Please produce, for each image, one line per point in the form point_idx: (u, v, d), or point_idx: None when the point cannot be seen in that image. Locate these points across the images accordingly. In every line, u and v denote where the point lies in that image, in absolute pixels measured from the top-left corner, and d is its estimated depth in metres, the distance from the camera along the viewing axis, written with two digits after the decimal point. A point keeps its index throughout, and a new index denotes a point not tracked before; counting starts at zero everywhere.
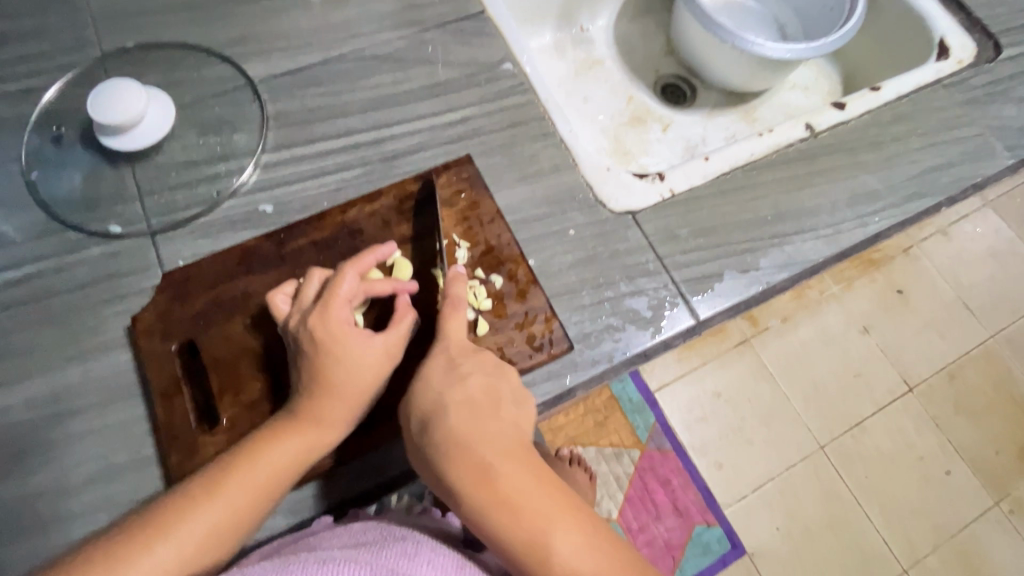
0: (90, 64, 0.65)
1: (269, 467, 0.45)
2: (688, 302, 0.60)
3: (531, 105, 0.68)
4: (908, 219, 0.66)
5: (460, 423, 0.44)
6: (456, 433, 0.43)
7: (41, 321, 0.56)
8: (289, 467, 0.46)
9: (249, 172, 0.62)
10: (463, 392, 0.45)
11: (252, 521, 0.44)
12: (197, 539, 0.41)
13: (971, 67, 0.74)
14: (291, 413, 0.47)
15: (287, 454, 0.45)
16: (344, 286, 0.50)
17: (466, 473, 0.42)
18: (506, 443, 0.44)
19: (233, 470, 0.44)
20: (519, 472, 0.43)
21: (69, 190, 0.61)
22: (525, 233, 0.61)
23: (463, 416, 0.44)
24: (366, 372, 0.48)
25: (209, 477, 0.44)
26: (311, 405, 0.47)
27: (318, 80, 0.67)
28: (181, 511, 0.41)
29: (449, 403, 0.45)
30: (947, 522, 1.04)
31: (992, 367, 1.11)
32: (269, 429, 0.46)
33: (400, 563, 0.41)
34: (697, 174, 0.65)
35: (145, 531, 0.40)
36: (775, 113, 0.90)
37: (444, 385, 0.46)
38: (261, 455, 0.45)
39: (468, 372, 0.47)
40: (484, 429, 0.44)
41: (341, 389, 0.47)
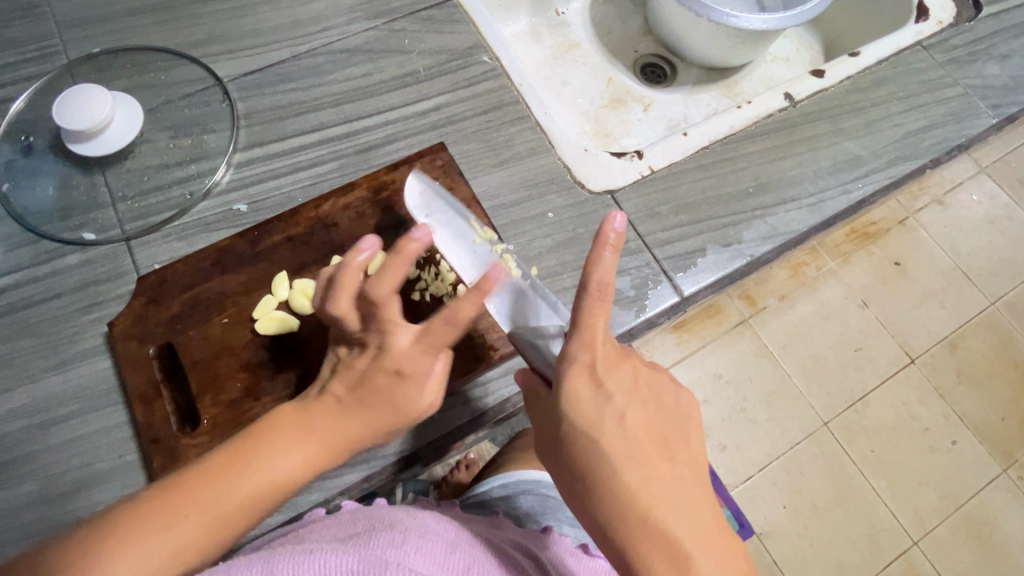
0: (57, 72, 0.65)
1: (279, 468, 0.42)
2: (672, 279, 0.59)
3: (505, 89, 0.67)
4: (891, 184, 0.65)
5: (639, 474, 0.37)
6: (630, 478, 0.37)
7: (19, 332, 0.56)
8: (303, 469, 0.43)
9: (222, 172, 0.62)
10: (623, 430, 0.38)
11: (247, 524, 0.40)
12: (189, 538, 0.38)
13: (951, 26, 0.73)
14: (312, 410, 0.45)
15: (302, 456, 0.43)
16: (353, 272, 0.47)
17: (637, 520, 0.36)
18: (674, 505, 0.36)
19: (237, 465, 0.41)
20: (688, 530, 0.36)
21: (42, 200, 0.60)
22: (503, 219, 0.61)
23: (626, 455, 0.37)
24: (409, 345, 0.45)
25: (211, 469, 0.40)
26: (337, 407, 0.45)
27: (287, 76, 0.66)
28: (175, 506, 0.38)
29: (613, 435, 0.38)
30: (954, 491, 1.03)
31: (991, 332, 1.10)
32: (277, 441, 0.43)
33: (390, 551, 0.40)
34: (676, 149, 0.64)
35: (129, 524, 0.37)
36: (756, 86, 0.90)
37: (614, 412, 0.39)
38: (272, 452, 0.42)
39: (629, 400, 0.39)
40: (648, 477, 0.37)
41: (371, 400, 0.45)
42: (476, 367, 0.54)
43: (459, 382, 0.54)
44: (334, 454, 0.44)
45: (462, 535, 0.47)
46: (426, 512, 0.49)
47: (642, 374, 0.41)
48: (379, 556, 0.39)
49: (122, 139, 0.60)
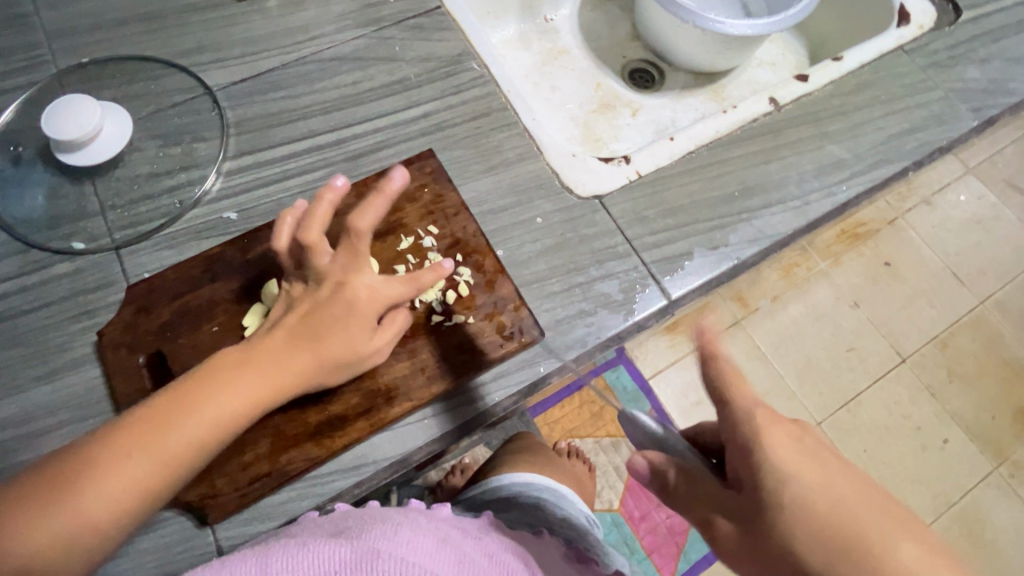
0: (46, 82, 0.65)
1: (207, 416, 0.43)
2: (660, 283, 0.60)
3: (493, 96, 0.67)
4: (875, 186, 0.66)
5: (903, 548, 0.32)
6: (904, 556, 0.32)
7: (8, 342, 0.56)
8: (236, 414, 0.44)
9: (212, 180, 0.62)
10: (834, 515, 0.34)
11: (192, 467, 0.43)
12: (126, 485, 0.41)
13: (932, 31, 0.74)
14: (245, 355, 0.45)
15: (230, 404, 0.44)
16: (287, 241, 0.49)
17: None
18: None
19: (166, 419, 0.42)
20: None
21: (31, 210, 0.60)
22: (492, 224, 0.61)
23: (866, 509, 0.34)
24: (361, 287, 0.47)
25: (152, 412, 0.43)
26: (274, 351, 0.46)
27: (277, 84, 0.66)
28: (108, 456, 0.41)
29: (833, 487, 0.35)
30: (946, 489, 1.04)
31: (980, 331, 1.11)
32: (214, 376, 0.44)
33: (382, 542, 0.40)
34: (663, 154, 0.65)
35: (72, 469, 0.41)
36: (743, 91, 0.91)
37: (822, 488, 0.35)
38: (202, 403, 0.43)
39: (831, 476, 0.35)
40: (889, 565, 0.31)
41: (323, 330, 0.47)
42: (465, 372, 0.54)
43: (447, 385, 0.54)
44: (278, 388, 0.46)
45: (453, 533, 0.47)
46: (418, 510, 0.49)
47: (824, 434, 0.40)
48: (370, 548, 0.39)
49: (116, 145, 0.61)
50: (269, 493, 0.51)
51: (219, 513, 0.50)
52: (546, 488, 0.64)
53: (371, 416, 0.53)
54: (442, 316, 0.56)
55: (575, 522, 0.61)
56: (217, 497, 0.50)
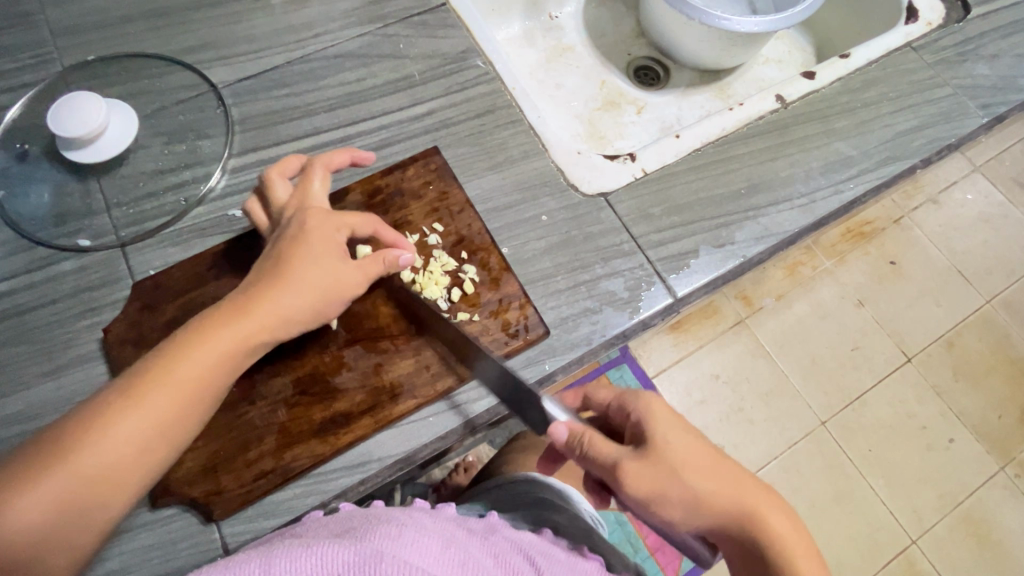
0: (52, 80, 0.65)
1: (199, 363, 0.44)
2: (666, 281, 0.60)
3: (498, 93, 0.67)
4: (883, 184, 0.66)
5: (705, 484, 0.43)
6: (707, 487, 0.43)
7: (14, 339, 0.56)
8: (228, 358, 0.45)
9: (217, 178, 0.62)
10: (694, 454, 0.43)
11: (190, 416, 0.44)
12: (126, 441, 0.41)
13: (941, 27, 0.74)
14: (227, 306, 0.47)
15: (221, 349, 0.45)
16: (258, 209, 0.56)
17: (727, 510, 0.42)
18: (734, 498, 0.42)
19: (156, 372, 0.43)
20: (773, 518, 0.42)
21: (38, 207, 0.61)
22: (497, 221, 0.61)
23: (700, 457, 0.43)
24: (321, 220, 0.51)
25: (134, 377, 0.43)
26: (256, 297, 0.47)
27: (282, 81, 0.66)
28: (101, 417, 0.41)
29: (683, 443, 0.43)
30: (952, 489, 1.03)
31: (987, 330, 1.11)
32: (194, 331, 0.45)
33: (385, 543, 0.40)
34: (668, 152, 0.65)
35: (65, 437, 0.40)
36: (749, 88, 0.90)
37: (681, 439, 0.43)
38: (191, 353, 0.44)
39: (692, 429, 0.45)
40: (698, 487, 0.42)
41: (287, 271, 0.48)
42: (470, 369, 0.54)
43: (452, 382, 0.54)
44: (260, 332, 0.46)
45: (457, 534, 0.47)
46: (422, 510, 0.49)
47: None
48: (375, 548, 0.39)
49: (120, 145, 0.61)
50: (273, 490, 0.51)
51: (224, 510, 0.50)
52: (550, 488, 0.63)
53: (376, 414, 0.53)
54: (447, 314, 0.56)
55: (579, 521, 0.60)
56: (223, 494, 0.50)
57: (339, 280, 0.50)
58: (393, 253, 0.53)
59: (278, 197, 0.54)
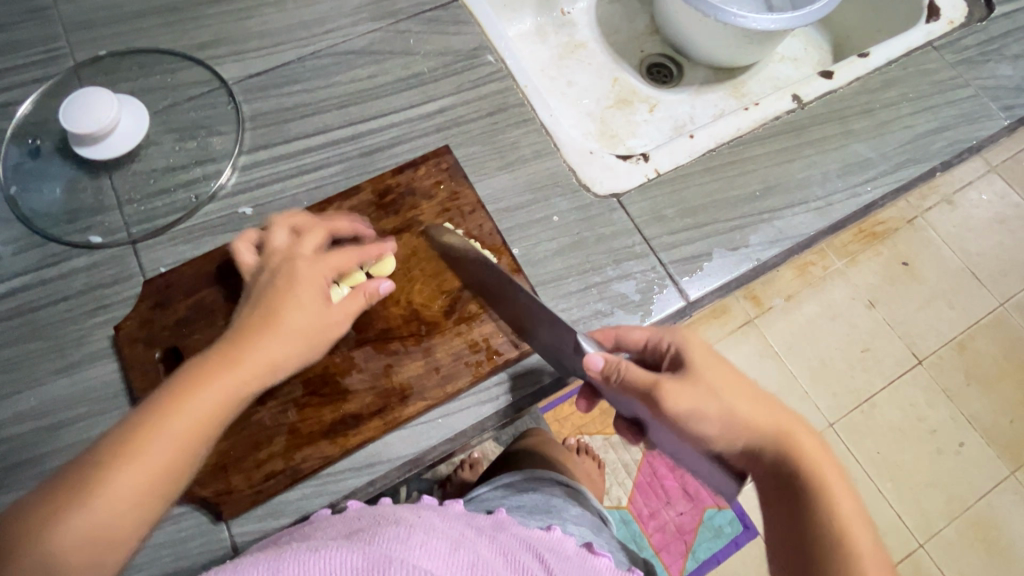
0: (64, 75, 0.65)
1: (189, 419, 0.39)
2: (678, 283, 0.59)
3: (511, 91, 0.66)
4: (901, 186, 0.65)
5: (741, 403, 0.40)
6: (743, 406, 0.40)
7: (26, 335, 0.56)
8: (219, 412, 0.41)
9: (227, 175, 0.62)
10: (727, 374, 0.42)
11: (181, 472, 0.39)
12: (123, 498, 0.37)
13: (963, 26, 0.72)
14: (217, 354, 0.43)
15: (213, 401, 0.41)
16: (243, 249, 0.53)
17: (762, 425, 0.40)
18: (766, 419, 0.40)
19: (144, 429, 0.38)
20: (808, 440, 0.40)
21: (50, 203, 0.61)
22: (508, 222, 0.60)
23: (731, 374, 0.42)
24: (306, 264, 0.49)
25: (132, 428, 0.39)
26: (244, 345, 0.44)
27: (293, 78, 0.66)
28: (86, 480, 0.37)
29: (717, 366, 0.42)
30: (962, 493, 1.02)
31: (1001, 334, 1.09)
32: (196, 373, 0.42)
33: (394, 547, 0.40)
34: (682, 152, 0.64)
35: (49, 501, 0.36)
36: (764, 87, 0.89)
37: (719, 364, 0.42)
38: (192, 399, 0.40)
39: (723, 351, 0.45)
40: (738, 406, 0.40)
41: (277, 313, 0.46)
42: (479, 372, 0.54)
43: (460, 384, 0.54)
44: (263, 372, 0.44)
45: (466, 534, 0.46)
46: (430, 510, 0.49)
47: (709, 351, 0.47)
48: (383, 552, 0.39)
49: (143, 138, 0.62)
50: (282, 490, 0.51)
51: (233, 510, 0.50)
52: (557, 488, 0.64)
53: (384, 415, 0.52)
54: (456, 317, 0.55)
55: (586, 518, 0.60)
56: (232, 494, 0.50)
57: (326, 320, 0.48)
58: (372, 284, 0.52)
59: (274, 243, 0.52)
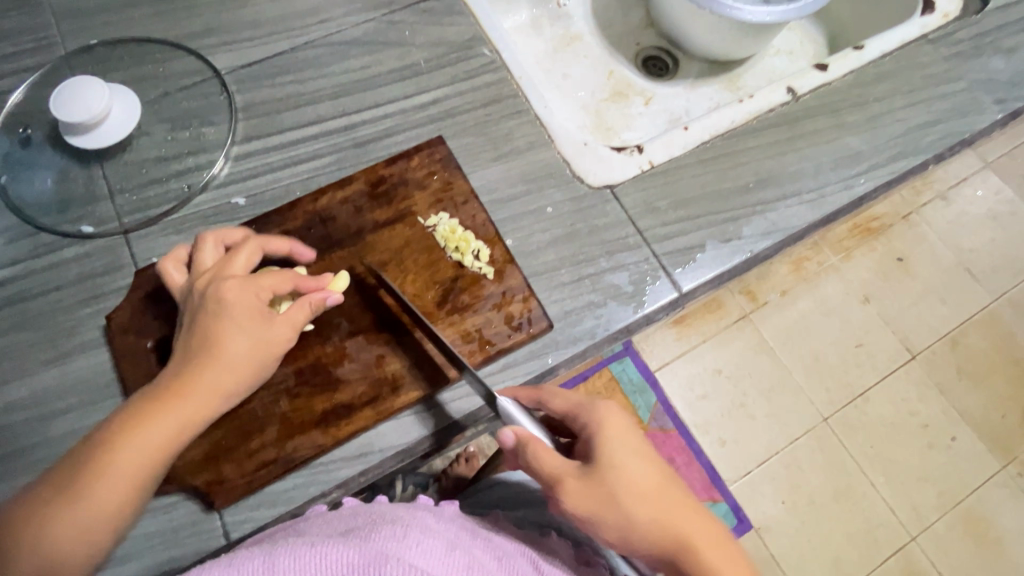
0: (55, 64, 0.65)
1: (125, 464, 0.41)
2: (671, 275, 0.59)
3: (505, 82, 0.66)
4: (894, 179, 0.65)
5: (639, 509, 0.43)
6: (642, 515, 0.43)
7: (17, 325, 0.56)
8: (158, 454, 0.43)
9: (220, 165, 0.61)
10: (639, 480, 0.44)
11: (134, 502, 0.42)
12: (76, 529, 0.40)
13: (958, 20, 0.72)
14: (161, 387, 0.45)
15: (157, 436, 0.43)
16: (173, 270, 0.52)
17: (660, 532, 0.43)
18: (666, 523, 0.43)
19: (91, 467, 0.41)
20: (706, 545, 0.43)
21: (40, 193, 0.60)
22: (501, 213, 0.60)
23: (639, 477, 0.44)
24: (233, 286, 0.47)
25: (81, 465, 0.41)
26: (184, 382, 0.45)
27: (286, 68, 0.66)
28: (43, 512, 0.39)
29: (626, 469, 0.44)
30: (953, 487, 1.03)
31: (992, 329, 1.10)
32: (138, 411, 0.43)
33: (388, 546, 0.40)
34: (676, 144, 0.64)
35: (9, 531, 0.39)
36: (759, 80, 0.89)
37: (629, 465, 0.44)
38: (132, 440, 0.42)
39: (642, 443, 0.46)
40: (638, 512, 0.43)
41: (212, 344, 0.46)
42: (471, 363, 0.54)
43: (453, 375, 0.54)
44: (201, 408, 0.45)
45: (462, 534, 0.46)
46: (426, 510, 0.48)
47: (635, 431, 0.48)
48: (379, 551, 0.39)
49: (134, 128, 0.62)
50: (274, 480, 0.51)
51: (225, 499, 0.50)
52: None
53: (377, 405, 0.52)
54: (449, 308, 0.55)
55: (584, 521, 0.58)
56: (223, 483, 0.50)
57: (264, 346, 0.47)
58: (319, 294, 0.50)
59: (201, 262, 0.51)
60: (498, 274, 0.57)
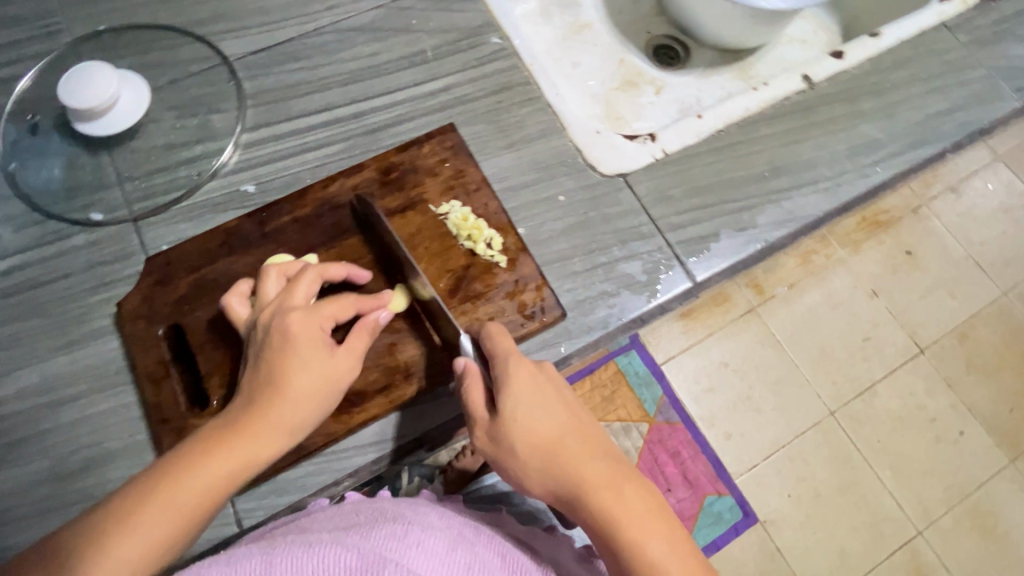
0: (62, 51, 0.64)
1: (184, 497, 0.39)
2: (684, 264, 0.58)
3: (516, 69, 0.65)
4: (911, 168, 0.64)
5: (525, 459, 0.42)
6: (530, 463, 0.42)
7: (27, 313, 0.55)
8: (217, 489, 0.41)
9: (229, 152, 0.61)
10: (530, 430, 0.42)
11: (184, 537, 0.39)
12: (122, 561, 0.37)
13: (977, 6, 0.71)
14: (229, 421, 0.43)
15: (222, 470, 0.41)
16: (237, 303, 0.50)
17: (551, 480, 0.41)
18: (558, 472, 0.41)
19: (153, 497, 0.39)
20: (608, 497, 0.40)
21: (49, 180, 0.60)
22: (513, 201, 0.60)
23: (531, 426, 0.42)
24: (300, 318, 0.46)
25: (139, 491, 0.39)
26: (253, 411, 0.43)
27: (295, 54, 0.65)
28: (101, 534, 0.37)
29: (517, 418, 0.43)
30: (960, 481, 1.03)
31: (1002, 322, 1.09)
32: (206, 440, 0.42)
33: (390, 543, 0.39)
34: (690, 132, 0.63)
35: (64, 556, 0.36)
36: (772, 69, 0.88)
37: (523, 415, 0.43)
38: (195, 470, 0.40)
39: (553, 391, 0.44)
40: (527, 461, 0.42)
41: (279, 376, 0.44)
42: None
43: None
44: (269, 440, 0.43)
45: (464, 533, 0.46)
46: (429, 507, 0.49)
47: (556, 380, 0.45)
48: (379, 547, 0.38)
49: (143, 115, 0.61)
50: (286, 468, 0.51)
51: (238, 486, 0.50)
52: None
53: (389, 394, 0.52)
54: (461, 296, 0.55)
55: None
56: None
57: (329, 376, 0.45)
58: (371, 316, 0.49)
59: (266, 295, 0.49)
60: (511, 263, 0.56)
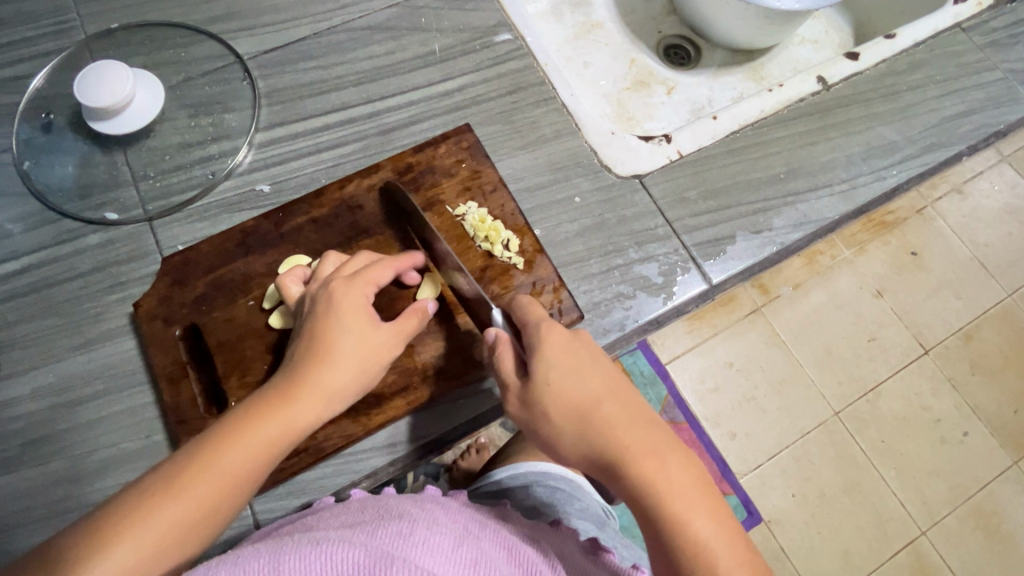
0: (75, 48, 0.64)
1: (221, 470, 0.39)
2: (700, 267, 0.58)
3: (531, 70, 0.65)
4: (926, 170, 0.64)
5: (559, 425, 0.42)
6: (565, 429, 0.41)
7: (43, 312, 0.55)
8: (254, 462, 0.40)
9: (244, 152, 0.61)
10: (566, 395, 0.42)
11: (222, 512, 0.39)
12: (160, 536, 0.37)
13: (992, 8, 0.71)
14: (269, 392, 0.43)
15: (259, 442, 0.41)
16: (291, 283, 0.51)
17: (588, 446, 0.41)
18: (594, 438, 0.40)
19: (195, 462, 0.39)
20: (647, 463, 0.39)
21: (63, 179, 0.60)
22: (529, 202, 0.60)
23: (567, 392, 0.42)
24: (341, 292, 0.46)
25: (177, 463, 0.39)
26: (291, 382, 0.43)
27: (309, 53, 0.65)
28: (135, 508, 0.37)
29: (554, 383, 0.42)
30: (965, 481, 1.03)
31: (1007, 324, 1.08)
32: (245, 410, 0.42)
33: (395, 542, 0.39)
34: (706, 133, 0.63)
35: (97, 532, 0.36)
36: (784, 69, 0.87)
37: (558, 381, 0.42)
38: (232, 441, 0.40)
39: (590, 358, 0.44)
40: (563, 428, 0.42)
41: (322, 347, 0.44)
42: None
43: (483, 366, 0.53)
44: (308, 411, 0.43)
45: (469, 528, 0.46)
46: (435, 503, 0.48)
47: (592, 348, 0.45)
48: (384, 547, 0.38)
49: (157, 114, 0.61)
50: (304, 469, 0.51)
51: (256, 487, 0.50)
52: (563, 479, 0.63)
53: (407, 395, 0.52)
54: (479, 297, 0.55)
55: (592, 511, 0.60)
56: None
57: (372, 349, 0.46)
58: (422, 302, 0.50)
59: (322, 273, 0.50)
60: (529, 264, 0.56)
